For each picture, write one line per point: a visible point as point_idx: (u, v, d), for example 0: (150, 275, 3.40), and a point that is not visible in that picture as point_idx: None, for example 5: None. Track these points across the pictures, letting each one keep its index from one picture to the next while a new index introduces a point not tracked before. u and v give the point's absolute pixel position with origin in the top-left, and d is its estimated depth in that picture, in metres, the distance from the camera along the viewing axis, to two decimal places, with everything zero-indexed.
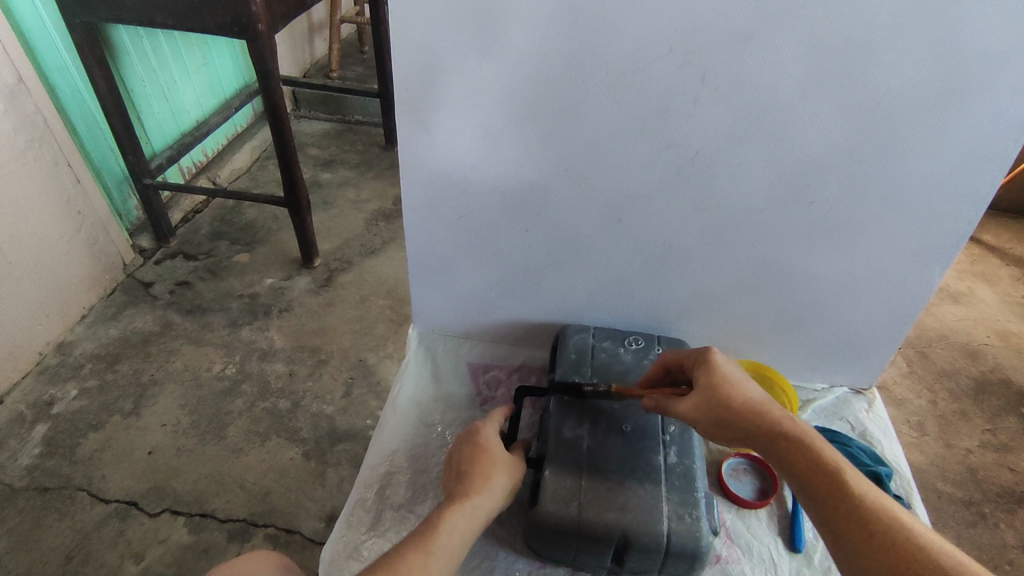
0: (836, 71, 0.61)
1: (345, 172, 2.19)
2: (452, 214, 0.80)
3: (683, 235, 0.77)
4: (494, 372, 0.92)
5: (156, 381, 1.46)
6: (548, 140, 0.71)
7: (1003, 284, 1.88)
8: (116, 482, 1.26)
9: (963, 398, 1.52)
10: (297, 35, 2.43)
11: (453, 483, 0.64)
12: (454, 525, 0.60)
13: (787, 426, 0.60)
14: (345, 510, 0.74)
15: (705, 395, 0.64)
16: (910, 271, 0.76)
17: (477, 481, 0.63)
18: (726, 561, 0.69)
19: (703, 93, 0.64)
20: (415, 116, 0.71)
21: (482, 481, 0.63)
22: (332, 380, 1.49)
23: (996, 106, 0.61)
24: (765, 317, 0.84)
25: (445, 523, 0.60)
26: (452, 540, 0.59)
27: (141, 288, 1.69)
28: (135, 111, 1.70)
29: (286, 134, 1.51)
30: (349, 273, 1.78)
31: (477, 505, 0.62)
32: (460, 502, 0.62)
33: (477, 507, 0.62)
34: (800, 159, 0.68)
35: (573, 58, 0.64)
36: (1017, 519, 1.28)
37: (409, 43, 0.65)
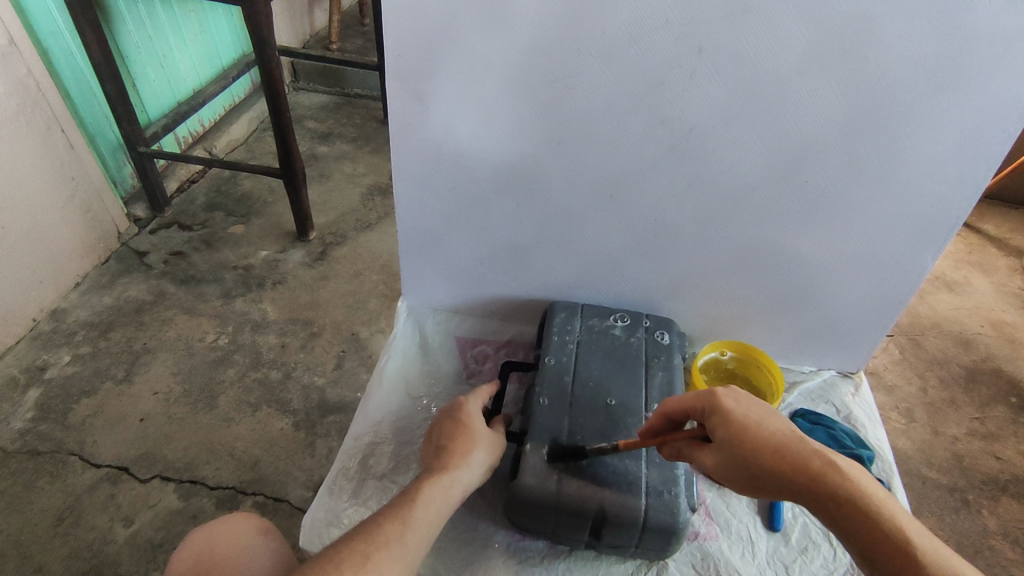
0: (836, 48, 0.60)
1: (343, 145, 2.17)
2: (443, 186, 0.79)
3: (674, 213, 0.76)
4: (482, 347, 0.92)
5: (148, 349, 1.46)
6: (541, 113, 0.70)
7: (1000, 274, 1.87)
8: (107, 448, 1.27)
9: (953, 386, 1.53)
10: (296, 4, 2.39)
11: (433, 457, 0.64)
12: (432, 498, 0.60)
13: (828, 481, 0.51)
14: (328, 478, 0.74)
15: (727, 449, 0.55)
16: (903, 256, 0.75)
17: (456, 457, 0.64)
18: (704, 538, 0.69)
19: (698, 68, 0.63)
20: (408, 85, 0.70)
21: (461, 458, 0.64)
22: (324, 352, 1.50)
23: (995, 87, 0.60)
24: (755, 298, 0.84)
25: (422, 496, 0.60)
26: (428, 513, 0.59)
27: (135, 257, 1.69)
28: (131, 78, 1.68)
29: (282, 106, 1.49)
30: (344, 247, 1.78)
31: (455, 480, 0.62)
32: (439, 476, 0.62)
33: (454, 482, 0.62)
34: (795, 139, 0.67)
35: (569, 28, 0.63)
36: (999, 506, 1.30)
37: (401, 9, 0.64)
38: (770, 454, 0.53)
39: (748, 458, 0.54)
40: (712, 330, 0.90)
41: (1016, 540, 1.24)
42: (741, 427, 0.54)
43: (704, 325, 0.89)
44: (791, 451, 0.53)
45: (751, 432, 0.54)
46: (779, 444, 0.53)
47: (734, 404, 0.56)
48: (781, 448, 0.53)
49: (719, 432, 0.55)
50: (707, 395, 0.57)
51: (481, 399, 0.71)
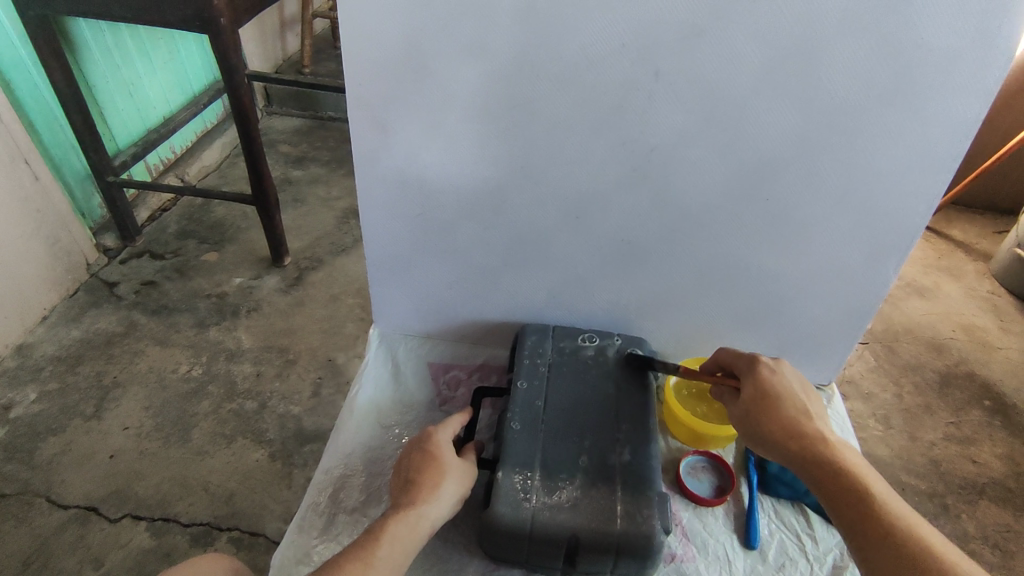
0: (787, 67, 0.61)
1: (318, 169, 2.16)
2: (409, 212, 0.79)
3: (640, 232, 0.76)
4: (455, 372, 0.91)
5: (119, 383, 1.43)
6: (502, 137, 0.70)
7: (968, 279, 1.91)
8: (76, 487, 1.24)
9: (928, 391, 1.55)
10: (267, 30, 2.39)
11: (400, 491, 0.63)
12: (399, 534, 0.59)
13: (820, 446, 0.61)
14: (297, 514, 0.73)
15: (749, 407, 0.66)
16: (865, 268, 0.76)
17: (424, 490, 0.63)
18: (681, 560, 0.69)
19: (656, 89, 0.64)
20: (369, 112, 0.70)
21: (429, 491, 0.63)
22: (300, 380, 1.48)
23: (942, 103, 0.62)
24: (725, 314, 0.85)
25: (389, 533, 0.59)
26: (393, 551, 0.58)
27: (105, 288, 1.65)
28: (98, 108, 1.66)
29: (253, 133, 1.48)
30: (320, 272, 1.76)
31: (422, 515, 0.61)
32: (406, 511, 0.61)
33: (422, 516, 0.61)
34: (755, 156, 0.68)
35: (525, 54, 0.63)
36: (977, 510, 1.31)
37: (359, 37, 0.64)
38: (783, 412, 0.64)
39: (763, 413, 0.65)
40: (684, 348, 0.90)
41: (996, 545, 1.25)
42: (767, 387, 0.66)
43: (677, 342, 0.89)
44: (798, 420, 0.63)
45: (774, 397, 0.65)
46: (793, 410, 0.64)
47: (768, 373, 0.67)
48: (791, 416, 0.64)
49: (747, 392, 0.67)
50: (749, 358, 0.69)
51: (451, 428, 0.70)
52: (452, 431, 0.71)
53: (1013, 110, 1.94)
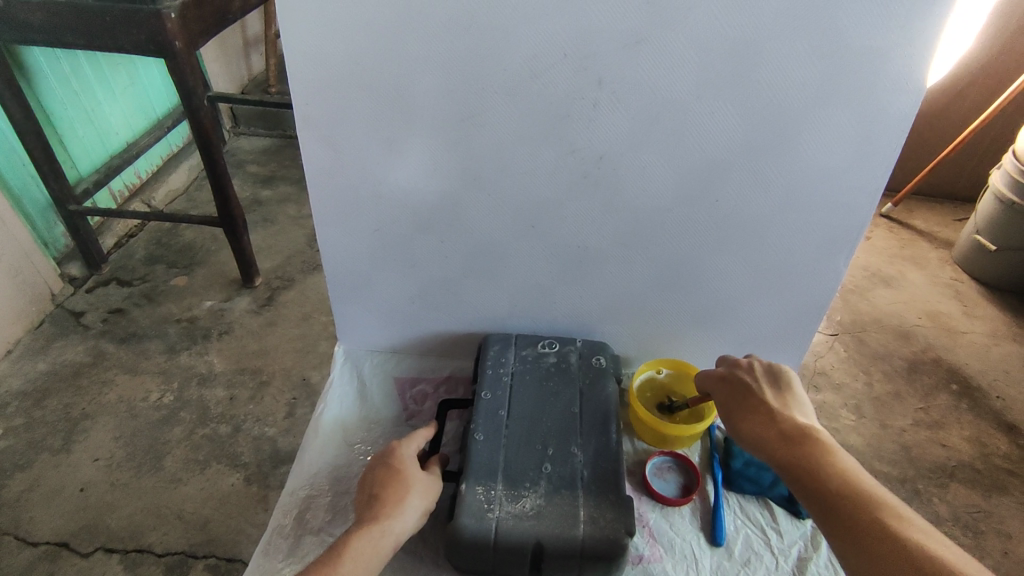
0: (725, 72, 0.63)
1: (286, 188, 2.15)
2: (366, 228, 0.79)
3: (595, 238, 0.77)
4: (422, 386, 0.90)
5: (88, 415, 1.40)
6: (453, 150, 0.71)
7: (931, 266, 1.96)
8: (45, 523, 1.21)
9: (897, 378, 1.58)
10: (230, 50, 2.38)
11: (364, 507, 0.63)
12: (363, 550, 0.59)
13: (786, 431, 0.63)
14: (264, 537, 0.72)
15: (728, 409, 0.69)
16: (815, 263, 0.78)
17: (388, 505, 0.63)
18: (648, 561, 0.69)
19: (600, 98, 0.65)
20: (318, 131, 0.70)
21: (393, 506, 0.63)
22: (274, 401, 1.46)
23: (877, 101, 0.64)
24: (685, 314, 0.86)
25: (352, 550, 0.58)
26: (357, 567, 0.58)
27: (72, 318, 1.63)
28: (57, 136, 1.64)
29: (216, 155, 1.47)
30: (291, 291, 1.75)
31: (386, 530, 0.61)
32: (370, 526, 0.61)
33: (387, 532, 0.61)
34: (701, 159, 0.69)
35: (470, 68, 0.64)
36: (948, 493, 1.33)
37: (303, 57, 0.64)
38: (744, 420, 0.66)
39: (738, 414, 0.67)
40: (647, 350, 0.91)
41: (968, 526, 1.28)
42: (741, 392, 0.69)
43: (639, 344, 0.91)
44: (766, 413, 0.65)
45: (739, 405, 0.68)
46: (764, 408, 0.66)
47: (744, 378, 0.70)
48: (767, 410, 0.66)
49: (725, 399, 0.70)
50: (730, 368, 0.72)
51: (415, 443, 0.71)
52: (416, 445, 0.71)
53: (965, 102, 1.99)
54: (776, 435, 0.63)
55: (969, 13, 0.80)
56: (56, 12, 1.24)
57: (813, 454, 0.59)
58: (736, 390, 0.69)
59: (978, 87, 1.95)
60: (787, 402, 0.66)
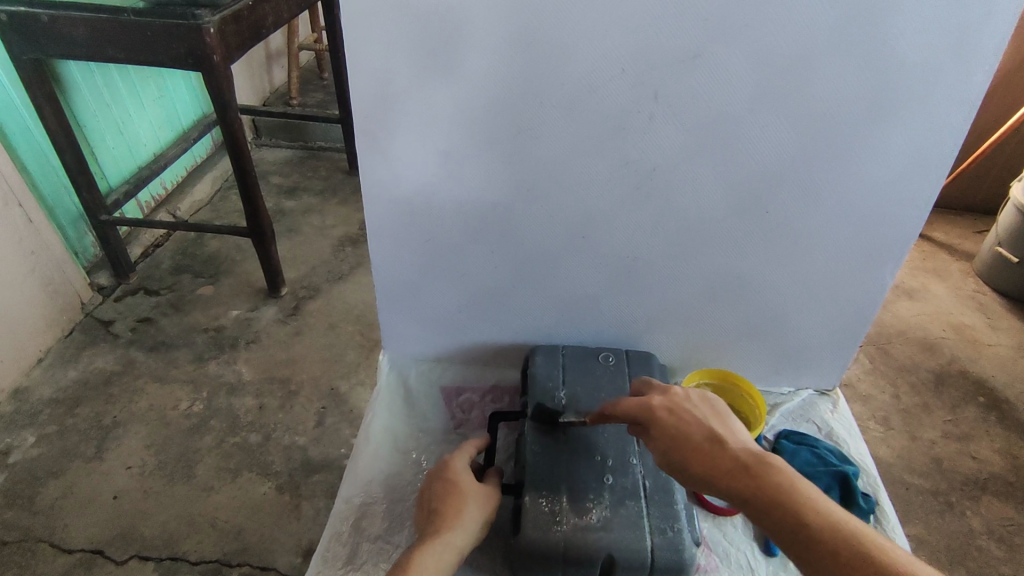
0: (779, 86, 0.64)
1: (309, 199, 2.17)
2: (417, 239, 0.80)
3: (645, 249, 0.78)
4: (467, 395, 0.92)
5: (119, 422, 1.41)
6: (508, 162, 0.72)
7: (954, 278, 1.96)
8: (80, 531, 1.21)
9: (924, 391, 1.57)
10: (254, 63, 2.41)
11: (425, 523, 0.64)
12: (425, 564, 0.59)
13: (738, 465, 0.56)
14: (320, 546, 0.73)
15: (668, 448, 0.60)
16: (863, 275, 0.79)
17: (448, 519, 0.64)
18: (705, 570, 0.70)
19: (656, 112, 0.67)
20: (375, 143, 0.71)
21: (454, 520, 0.64)
22: (303, 410, 1.47)
23: (928, 114, 0.65)
24: (730, 324, 0.86)
25: (416, 564, 0.59)
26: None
27: (101, 326, 1.64)
28: (89, 148, 1.66)
29: (248, 166, 1.49)
30: (317, 301, 1.76)
31: (447, 544, 0.62)
32: (431, 541, 0.61)
33: (447, 545, 0.62)
34: (754, 171, 0.70)
35: (527, 82, 0.66)
36: (981, 506, 1.33)
37: (364, 72, 0.66)
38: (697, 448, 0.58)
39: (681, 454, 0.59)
40: (690, 359, 0.91)
41: (1001, 538, 1.27)
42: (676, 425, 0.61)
43: (682, 355, 0.91)
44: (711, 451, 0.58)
45: (684, 434, 0.60)
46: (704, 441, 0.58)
47: (666, 413, 0.62)
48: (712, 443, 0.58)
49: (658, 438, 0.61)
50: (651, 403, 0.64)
51: (467, 455, 0.72)
52: (467, 457, 0.72)
53: (984, 115, 2.00)
54: (731, 464, 0.56)
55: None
56: (99, 28, 1.27)
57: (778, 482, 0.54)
58: (677, 420, 0.61)
59: (998, 101, 1.97)
60: (722, 424, 0.60)
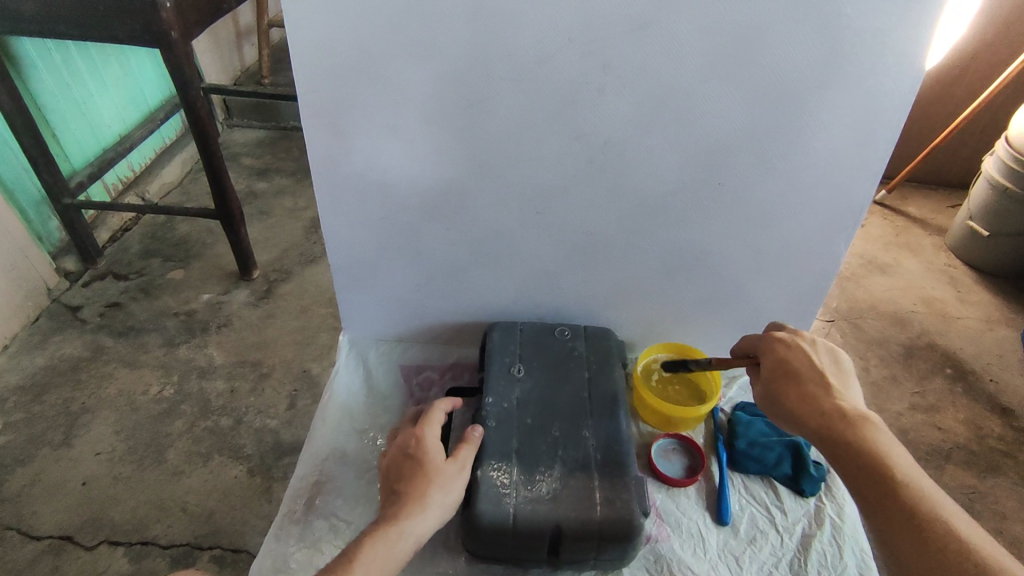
0: (729, 56, 0.63)
1: (281, 180, 2.14)
2: (371, 217, 0.79)
3: (601, 224, 0.78)
4: (427, 372, 0.91)
5: (88, 408, 1.40)
6: (459, 138, 0.71)
7: (926, 253, 1.97)
8: (48, 517, 1.21)
9: (893, 363, 1.59)
10: (222, 41, 2.35)
11: (385, 504, 0.62)
12: (376, 553, 0.57)
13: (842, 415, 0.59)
14: (274, 525, 0.73)
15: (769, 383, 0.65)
16: (818, 247, 0.79)
17: (410, 504, 0.61)
18: (656, 540, 0.72)
19: (606, 83, 0.66)
20: (323, 119, 0.70)
21: (416, 505, 0.61)
22: (275, 393, 1.46)
23: (879, 83, 0.64)
24: (688, 298, 0.87)
25: (364, 556, 0.57)
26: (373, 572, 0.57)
27: (68, 313, 1.62)
28: (49, 129, 1.62)
29: (213, 146, 1.46)
30: (289, 283, 1.75)
31: (405, 530, 0.59)
32: (386, 527, 0.59)
33: (404, 533, 0.59)
34: (707, 143, 0.70)
35: (474, 53, 0.64)
36: (945, 475, 1.36)
37: (307, 43, 0.64)
38: (802, 387, 0.62)
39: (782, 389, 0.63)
40: (649, 334, 0.92)
41: (963, 506, 1.30)
42: (787, 362, 0.64)
43: (642, 330, 0.92)
44: (813, 393, 0.61)
45: (795, 372, 0.63)
46: (813, 384, 0.62)
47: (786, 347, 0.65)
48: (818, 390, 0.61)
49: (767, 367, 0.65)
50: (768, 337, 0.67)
51: (437, 426, 0.67)
52: (438, 429, 0.68)
53: (959, 88, 2.00)
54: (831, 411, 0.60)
55: (959, 15, 0.83)
56: (49, 4, 1.23)
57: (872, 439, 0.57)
58: (796, 358, 0.64)
59: (973, 73, 1.96)
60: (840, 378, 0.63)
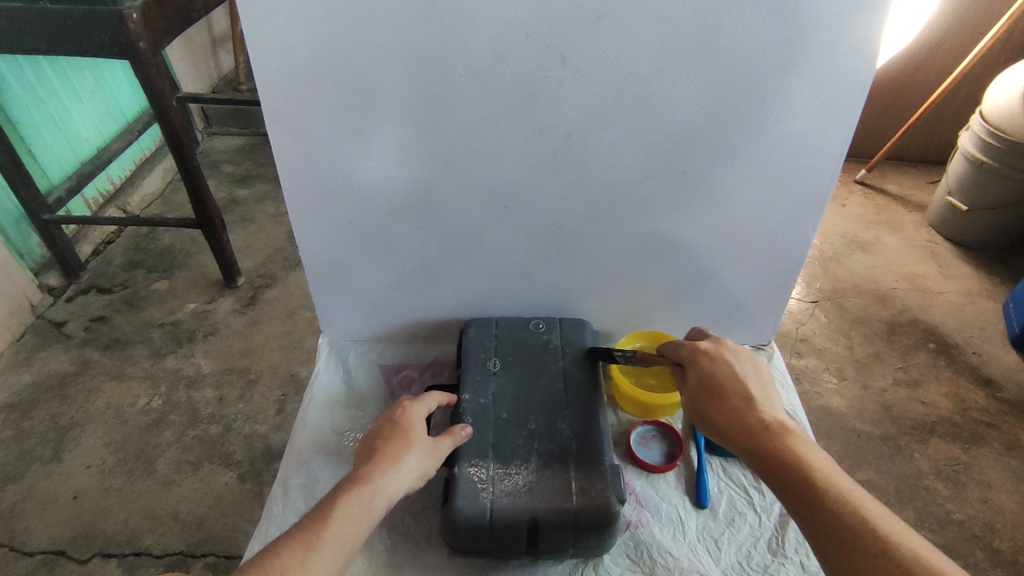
0: (685, 44, 0.64)
1: (263, 186, 2.13)
2: (341, 218, 0.79)
3: (570, 216, 0.78)
4: (407, 371, 0.93)
5: (76, 423, 1.40)
6: (424, 136, 0.71)
7: (907, 230, 1.99)
8: (40, 532, 1.21)
9: (876, 340, 1.61)
10: (197, 48, 2.33)
11: (362, 463, 0.62)
12: (349, 508, 0.57)
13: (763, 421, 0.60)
14: (257, 529, 0.74)
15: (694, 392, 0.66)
16: (785, 230, 0.80)
17: (385, 464, 0.61)
18: (636, 526, 0.73)
19: (565, 75, 0.66)
20: (287, 123, 0.70)
21: (390, 464, 0.61)
22: (264, 399, 1.47)
23: (834, 65, 0.65)
24: (661, 286, 0.87)
25: (338, 512, 0.56)
26: (344, 532, 0.56)
27: (53, 328, 1.61)
28: (25, 146, 1.62)
29: (189, 155, 1.45)
30: (275, 289, 1.75)
31: (379, 490, 0.59)
32: (361, 484, 0.59)
33: (378, 492, 0.59)
34: (669, 131, 0.70)
35: (432, 50, 0.64)
36: (929, 448, 1.37)
37: (265, 47, 0.64)
38: (727, 396, 0.63)
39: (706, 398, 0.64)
40: (626, 323, 0.93)
41: (948, 478, 1.32)
42: (708, 371, 0.65)
43: (618, 319, 0.93)
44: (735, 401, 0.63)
45: (717, 381, 0.65)
46: (734, 392, 0.63)
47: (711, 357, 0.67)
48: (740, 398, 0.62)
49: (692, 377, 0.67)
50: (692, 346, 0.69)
51: (425, 405, 0.69)
52: (426, 408, 0.69)
53: (933, 65, 2.01)
54: (756, 420, 0.60)
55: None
56: (15, 19, 1.22)
57: (795, 444, 0.58)
58: (716, 366, 0.66)
59: (946, 49, 1.98)
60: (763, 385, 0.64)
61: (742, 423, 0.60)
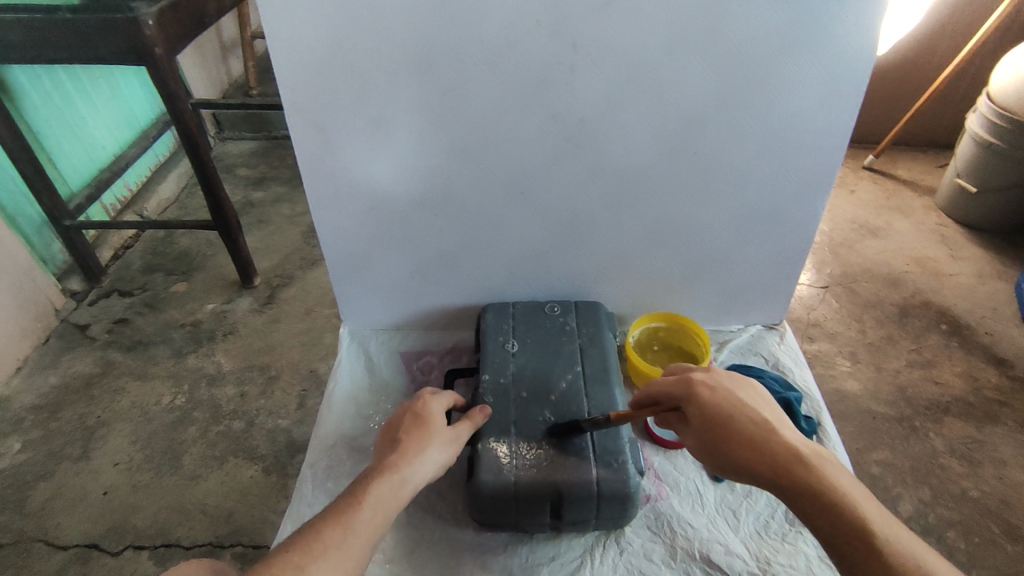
0: (693, 28, 0.65)
1: (277, 188, 2.17)
2: (361, 209, 0.82)
3: (583, 201, 0.80)
4: (427, 358, 0.95)
5: (103, 422, 1.43)
6: (440, 126, 0.73)
7: (917, 213, 1.99)
8: (72, 528, 1.24)
9: (889, 323, 1.62)
10: (208, 55, 2.37)
11: (387, 452, 0.64)
12: (379, 494, 0.59)
13: (788, 457, 0.56)
14: (289, 513, 0.77)
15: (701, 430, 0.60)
16: (795, 210, 0.81)
17: (409, 452, 0.63)
18: (656, 499, 0.75)
19: (576, 62, 0.68)
20: (307, 117, 0.72)
21: (415, 453, 0.63)
22: (284, 394, 1.50)
23: (840, 44, 0.67)
24: (674, 268, 0.89)
25: (370, 496, 0.59)
26: (377, 514, 0.58)
27: (77, 331, 1.65)
28: (45, 153, 1.65)
29: (205, 158, 1.49)
30: (292, 288, 1.78)
31: (406, 476, 0.61)
32: (389, 471, 0.61)
33: (405, 478, 0.61)
34: (678, 114, 0.72)
35: (447, 41, 0.66)
36: (944, 427, 1.38)
37: (286, 42, 0.66)
38: (741, 432, 0.58)
39: (718, 439, 0.59)
40: (640, 305, 0.95)
41: (963, 455, 1.33)
42: (711, 409, 0.60)
43: (633, 302, 0.94)
44: (754, 438, 0.58)
45: (725, 416, 0.59)
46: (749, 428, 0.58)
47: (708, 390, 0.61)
48: (753, 435, 0.58)
49: (694, 416, 0.61)
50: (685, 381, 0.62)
51: (442, 397, 0.71)
52: (443, 400, 0.72)
53: (939, 48, 2.01)
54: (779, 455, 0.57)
55: None
56: (35, 29, 1.26)
57: (829, 478, 0.55)
58: (721, 399, 0.60)
59: (952, 32, 1.97)
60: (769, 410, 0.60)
61: (774, 464, 0.56)
